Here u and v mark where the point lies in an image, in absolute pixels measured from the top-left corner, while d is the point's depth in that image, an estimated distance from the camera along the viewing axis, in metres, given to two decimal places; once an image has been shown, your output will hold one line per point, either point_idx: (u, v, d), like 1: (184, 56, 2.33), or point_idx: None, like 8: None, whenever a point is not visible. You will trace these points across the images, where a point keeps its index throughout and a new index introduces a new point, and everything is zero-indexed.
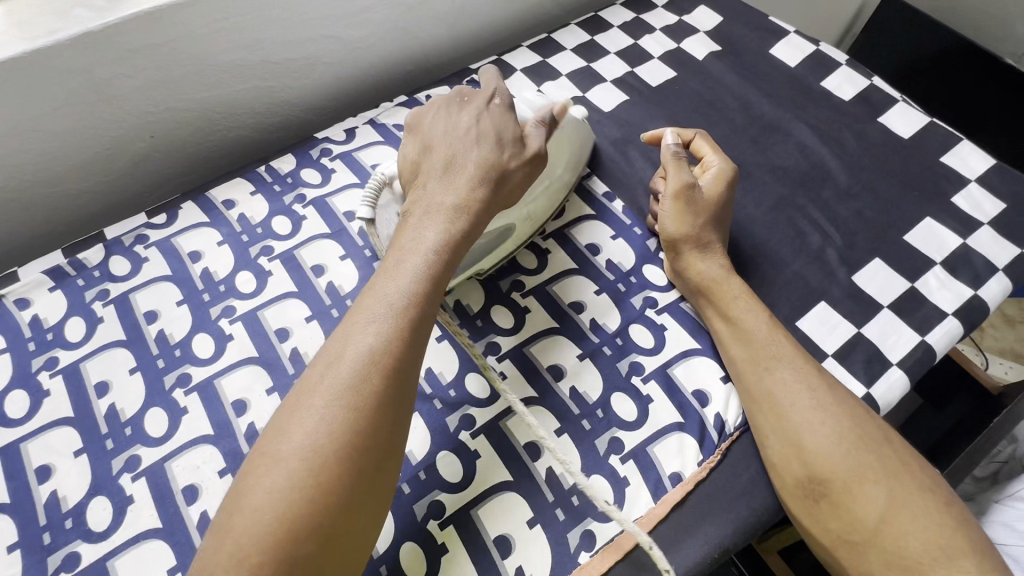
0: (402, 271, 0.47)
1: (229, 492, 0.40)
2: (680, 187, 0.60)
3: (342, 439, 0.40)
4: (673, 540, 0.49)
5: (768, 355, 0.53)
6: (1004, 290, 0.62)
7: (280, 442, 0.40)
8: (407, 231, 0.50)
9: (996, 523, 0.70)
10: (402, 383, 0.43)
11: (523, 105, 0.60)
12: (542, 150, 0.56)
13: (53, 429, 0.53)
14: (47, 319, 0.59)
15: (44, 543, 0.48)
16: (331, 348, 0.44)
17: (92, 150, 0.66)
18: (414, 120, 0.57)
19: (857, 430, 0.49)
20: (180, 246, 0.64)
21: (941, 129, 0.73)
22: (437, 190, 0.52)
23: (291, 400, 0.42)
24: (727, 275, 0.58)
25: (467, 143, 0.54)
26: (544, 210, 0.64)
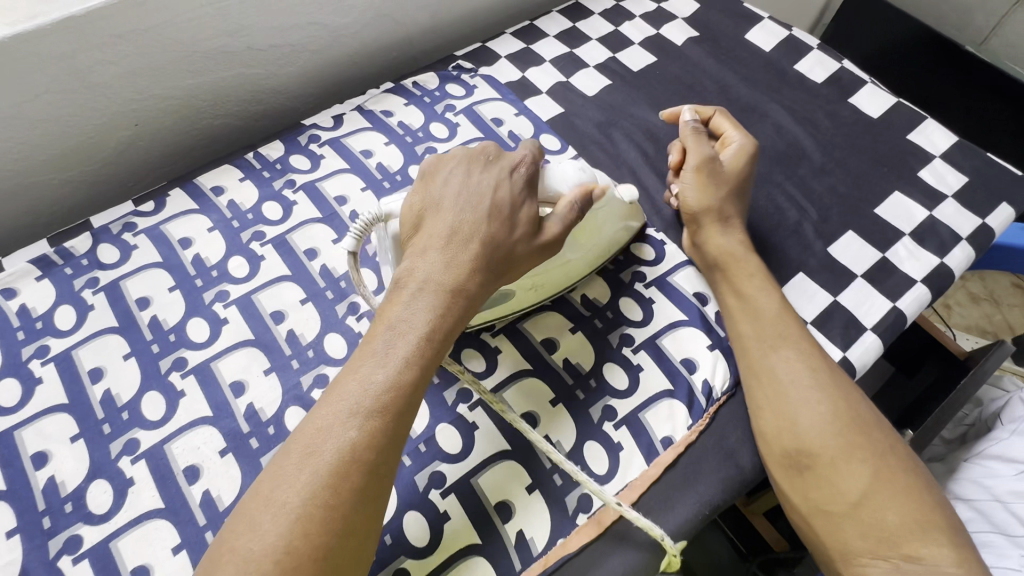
0: (391, 359, 0.43)
1: (200, 567, 0.38)
2: (702, 161, 0.63)
3: (315, 539, 0.38)
4: (665, 499, 0.51)
5: (775, 334, 0.55)
6: (968, 258, 0.66)
7: (250, 538, 0.38)
8: (396, 307, 0.46)
9: (965, 480, 0.78)
10: (381, 481, 0.42)
11: (555, 179, 0.54)
12: (558, 236, 0.52)
13: (48, 415, 0.53)
14: (35, 308, 0.58)
15: (44, 527, 0.48)
16: (308, 435, 0.41)
17: (76, 139, 0.66)
18: (427, 172, 0.53)
19: (848, 412, 0.51)
20: (170, 232, 0.63)
21: (907, 108, 0.77)
22: (434, 263, 0.48)
23: (266, 486, 0.40)
24: (744, 252, 0.61)
25: (476, 212, 0.50)
26: (556, 281, 0.59)
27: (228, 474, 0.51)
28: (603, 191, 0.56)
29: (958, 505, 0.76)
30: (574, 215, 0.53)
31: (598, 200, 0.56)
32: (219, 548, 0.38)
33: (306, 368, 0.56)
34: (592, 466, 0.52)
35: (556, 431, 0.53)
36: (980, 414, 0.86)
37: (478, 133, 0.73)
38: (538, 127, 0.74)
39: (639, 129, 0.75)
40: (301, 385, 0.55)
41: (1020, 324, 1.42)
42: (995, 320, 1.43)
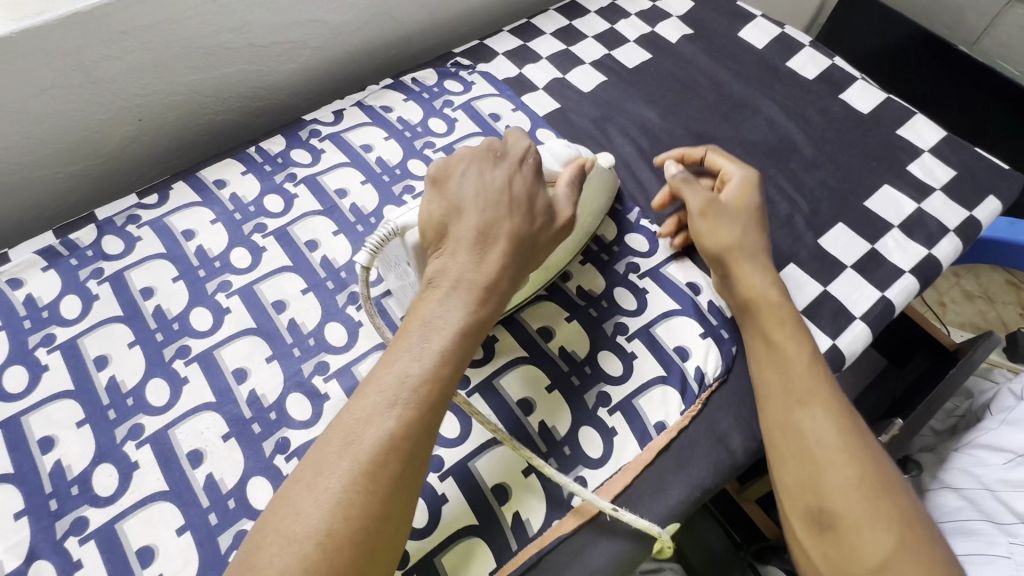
0: (426, 353, 0.45)
1: (242, 548, 0.40)
2: (705, 206, 0.61)
3: (353, 523, 0.39)
4: (659, 482, 0.53)
5: (805, 390, 0.52)
6: (955, 249, 0.67)
7: (292, 520, 0.39)
8: (429, 305, 0.47)
9: (955, 469, 0.80)
10: (417, 469, 0.43)
11: (547, 158, 0.57)
12: (571, 218, 0.55)
13: (54, 401, 0.54)
14: (41, 298, 0.59)
15: (51, 509, 0.49)
16: (346, 426, 0.42)
17: (82, 134, 0.67)
18: (444, 171, 0.54)
19: (876, 476, 0.48)
20: (173, 225, 0.65)
21: (897, 104, 0.79)
22: (464, 262, 0.49)
23: (307, 472, 0.41)
24: (776, 296, 0.58)
25: (498, 209, 0.51)
26: (559, 259, 0.61)
27: (231, 458, 0.52)
28: (592, 164, 0.60)
29: (947, 493, 0.78)
30: (573, 192, 0.56)
31: (589, 172, 0.60)
32: (263, 529, 0.40)
33: (307, 356, 0.57)
34: (587, 450, 0.53)
35: (552, 417, 0.54)
36: (970, 406, 0.88)
37: (475, 128, 0.74)
38: (535, 122, 0.75)
39: (633, 124, 0.76)
40: (302, 371, 0.56)
41: (1014, 321, 1.44)
42: (989, 317, 1.45)
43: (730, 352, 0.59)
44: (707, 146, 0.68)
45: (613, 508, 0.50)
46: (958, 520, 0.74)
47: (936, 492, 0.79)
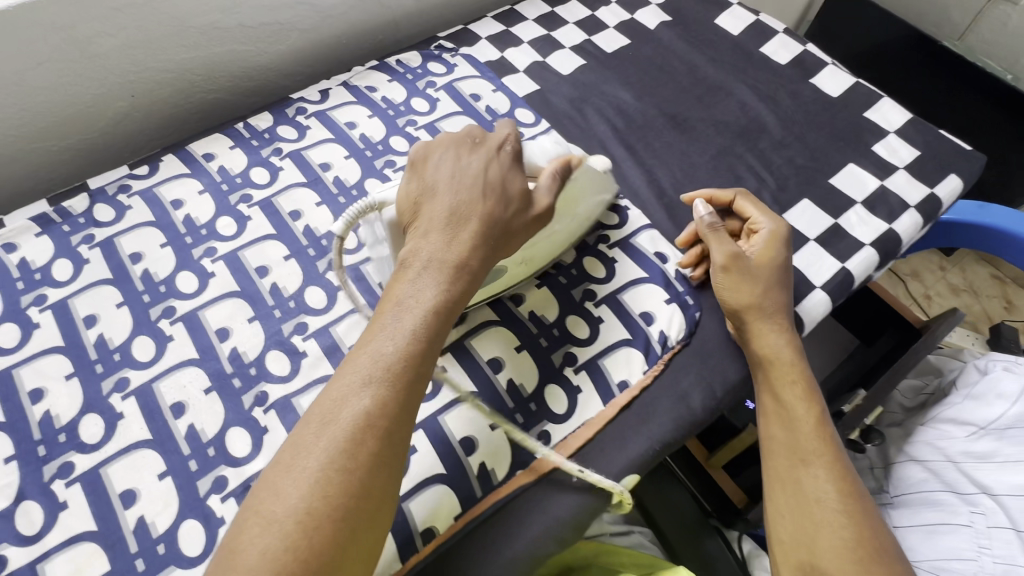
0: (401, 331, 0.46)
1: (226, 533, 0.40)
2: (728, 259, 0.60)
3: (332, 500, 0.39)
4: (619, 437, 0.55)
5: (807, 448, 0.54)
6: (916, 224, 0.70)
7: (272, 502, 0.40)
8: (403, 285, 0.48)
9: (921, 443, 0.83)
10: (394, 446, 0.43)
11: (535, 154, 0.59)
12: (549, 207, 0.55)
13: (44, 356, 0.56)
14: (34, 261, 0.62)
15: (39, 455, 0.52)
16: (324, 407, 0.43)
17: (76, 108, 0.70)
18: (420, 157, 0.55)
19: (872, 542, 0.50)
20: (162, 195, 0.67)
21: (865, 88, 0.81)
22: (435, 242, 0.50)
23: (286, 455, 0.41)
24: (792, 355, 0.58)
25: (471, 193, 0.52)
26: (543, 256, 0.61)
27: (212, 410, 0.54)
28: (580, 161, 0.59)
29: (911, 465, 0.82)
30: (557, 184, 0.56)
31: (577, 171, 0.59)
32: (245, 516, 0.40)
33: (287, 317, 0.60)
34: (551, 407, 0.56)
35: (520, 375, 0.57)
36: (940, 382, 0.90)
37: (457, 107, 0.77)
38: (514, 102, 0.78)
39: (610, 105, 0.79)
40: (281, 331, 0.59)
41: (999, 314, 1.46)
42: (974, 309, 1.47)
43: (693, 316, 0.62)
44: (740, 189, 0.67)
45: (580, 470, 0.53)
46: (923, 491, 0.79)
47: (903, 464, 0.84)
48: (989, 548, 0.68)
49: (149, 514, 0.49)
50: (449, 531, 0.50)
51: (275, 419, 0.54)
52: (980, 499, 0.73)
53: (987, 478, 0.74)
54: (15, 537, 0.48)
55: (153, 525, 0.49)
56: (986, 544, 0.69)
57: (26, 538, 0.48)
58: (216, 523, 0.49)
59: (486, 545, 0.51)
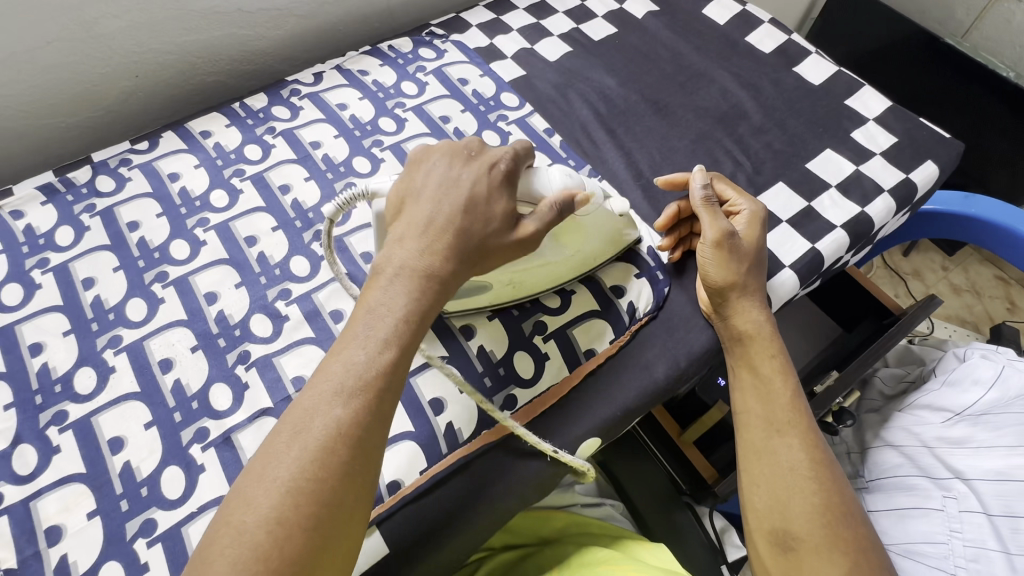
0: (372, 340, 0.43)
1: (197, 548, 0.37)
2: (721, 237, 0.60)
3: (304, 509, 0.38)
4: (583, 402, 0.58)
5: (780, 419, 0.56)
6: (888, 209, 0.71)
7: (244, 511, 0.37)
8: (375, 292, 0.46)
9: (898, 428, 0.84)
10: (367, 457, 0.41)
11: (540, 181, 0.54)
12: (534, 234, 0.51)
13: (45, 314, 0.60)
14: (39, 227, 0.66)
15: (36, 403, 0.55)
16: (296, 415, 0.41)
17: (84, 86, 0.74)
18: (412, 163, 0.53)
19: (838, 506, 0.53)
20: (160, 168, 0.71)
21: (848, 76, 0.82)
22: (409, 250, 0.48)
23: (258, 463, 0.40)
24: (769, 330, 0.60)
25: (454, 204, 0.50)
26: (535, 282, 0.60)
27: (197, 366, 0.57)
28: (587, 198, 0.54)
29: (888, 450, 0.82)
30: (552, 217, 0.52)
31: (583, 208, 0.55)
32: (217, 524, 0.37)
33: (272, 283, 0.63)
34: (519, 373, 0.58)
35: (490, 342, 0.59)
36: (922, 370, 0.90)
37: (445, 91, 0.79)
38: (500, 87, 0.80)
39: (593, 91, 0.81)
40: (266, 297, 0.62)
41: (1000, 315, 1.45)
42: (975, 310, 1.46)
43: (662, 291, 0.64)
44: (714, 172, 0.69)
45: (555, 451, 0.55)
46: (897, 475, 0.79)
47: (879, 448, 0.84)
48: (961, 531, 0.70)
49: (134, 460, 0.52)
50: (415, 484, 0.52)
51: (256, 375, 0.57)
52: (953, 484, 0.73)
53: (961, 463, 0.75)
54: (10, 477, 0.51)
55: (138, 470, 0.52)
56: (957, 528, 0.70)
57: (21, 477, 0.51)
58: (196, 469, 0.52)
59: (450, 500, 0.53)
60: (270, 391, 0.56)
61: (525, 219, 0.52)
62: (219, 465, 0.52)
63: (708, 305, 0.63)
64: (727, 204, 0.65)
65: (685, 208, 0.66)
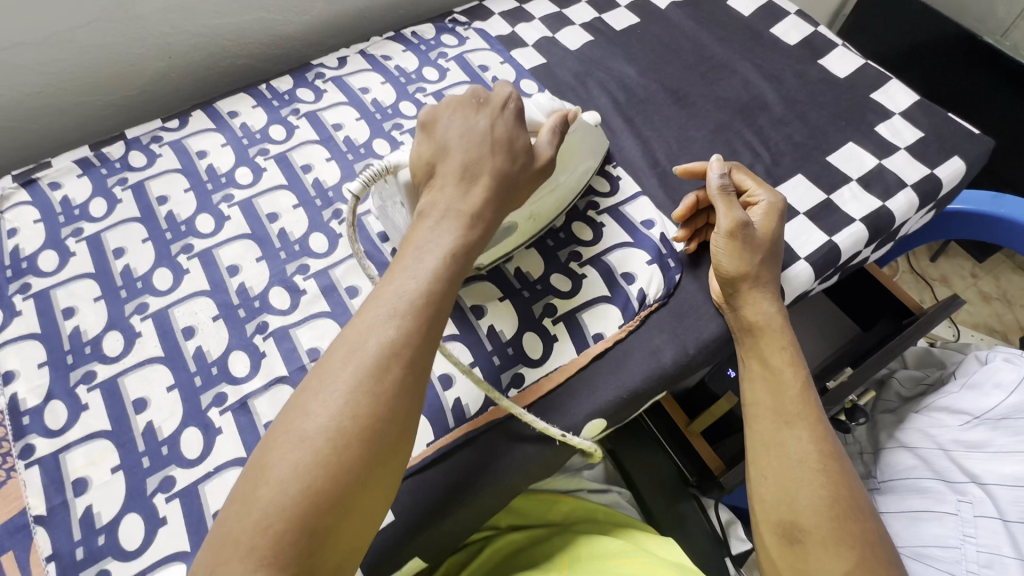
0: (423, 270, 0.44)
1: (254, 454, 0.39)
2: (734, 227, 0.60)
3: (361, 422, 0.39)
4: (590, 384, 0.59)
5: (790, 411, 0.56)
6: (910, 203, 0.70)
7: (301, 423, 0.39)
8: (422, 230, 0.47)
9: (913, 429, 0.82)
10: (418, 379, 0.42)
11: (532, 109, 0.58)
12: (550, 160, 0.55)
13: (77, 280, 0.63)
14: (74, 198, 0.69)
15: (67, 362, 0.58)
16: (351, 335, 0.41)
17: (120, 65, 0.77)
18: (429, 117, 0.54)
19: (847, 500, 0.52)
20: (189, 145, 0.73)
21: (874, 70, 0.81)
22: (451, 193, 0.49)
23: (313, 380, 0.40)
24: (780, 322, 0.60)
25: (483, 148, 0.51)
26: (550, 209, 0.64)
27: (218, 335, 0.60)
28: (575, 117, 0.60)
29: (902, 452, 0.81)
30: (558, 138, 0.56)
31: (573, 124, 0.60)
32: (274, 435, 0.39)
33: (291, 258, 0.65)
34: (527, 353, 0.59)
35: (500, 322, 0.60)
36: (943, 372, 0.88)
37: (465, 77, 0.80)
38: (520, 74, 0.81)
39: (613, 80, 0.81)
40: (285, 271, 0.64)
41: None
42: (1004, 319, 1.41)
43: (673, 279, 0.64)
44: (736, 162, 0.68)
45: (562, 435, 0.55)
46: (911, 478, 0.77)
47: (893, 450, 0.82)
48: (974, 536, 0.68)
49: (156, 420, 0.55)
50: (422, 456, 0.54)
51: (273, 345, 0.59)
52: (968, 488, 0.72)
53: (977, 467, 0.73)
54: (42, 430, 0.54)
55: (159, 429, 0.54)
56: (971, 533, 0.69)
57: (52, 431, 0.54)
58: (214, 432, 0.54)
59: (456, 474, 0.54)
60: (286, 360, 0.58)
61: (540, 151, 0.55)
62: (236, 429, 0.55)
63: (719, 295, 0.63)
64: (745, 194, 0.64)
65: (703, 200, 0.65)
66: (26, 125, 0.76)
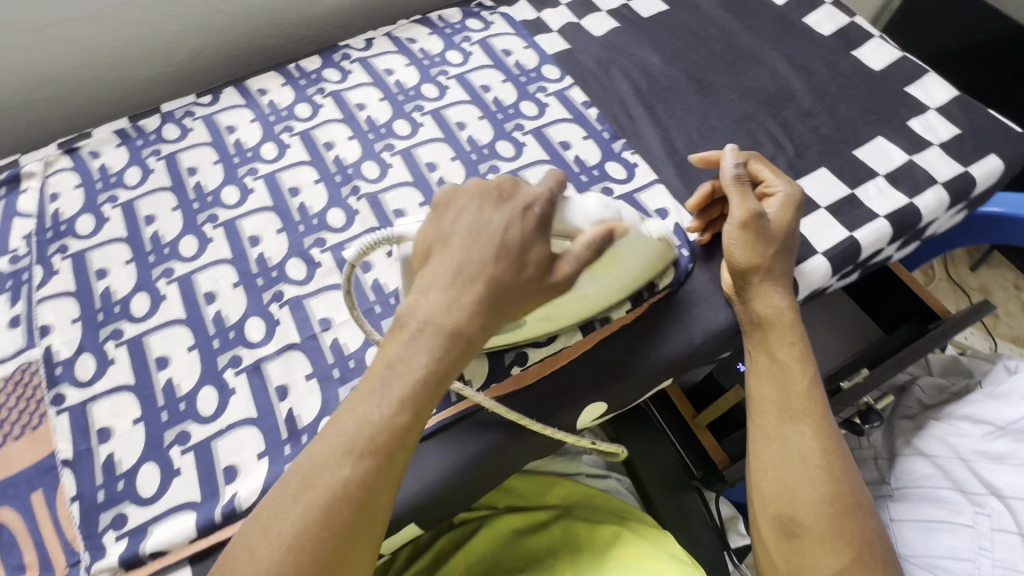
0: (388, 400, 0.42)
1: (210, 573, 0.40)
2: (747, 218, 0.58)
3: (303, 567, 0.38)
4: (595, 365, 0.59)
5: (795, 407, 0.55)
6: (940, 201, 0.67)
7: (246, 561, 0.38)
8: (395, 345, 0.43)
9: (931, 437, 0.79)
10: (371, 516, 0.40)
11: (576, 212, 0.49)
12: (569, 276, 0.46)
13: (111, 243, 0.67)
14: (111, 167, 0.72)
15: (98, 319, 0.62)
16: (306, 468, 0.40)
17: (160, 42, 0.80)
18: (443, 200, 0.48)
19: (848, 498, 0.51)
20: (220, 121, 0.76)
21: (912, 63, 0.78)
22: (434, 303, 0.44)
23: (265, 513, 0.40)
24: (791, 317, 0.58)
25: (484, 254, 0.44)
26: (569, 315, 0.58)
27: (236, 301, 0.62)
28: (624, 231, 0.49)
29: (919, 460, 0.77)
30: (590, 255, 0.46)
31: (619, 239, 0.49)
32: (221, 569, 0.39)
33: (309, 232, 0.67)
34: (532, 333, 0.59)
35: None
36: (968, 382, 0.84)
37: (488, 61, 0.81)
38: (543, 59, 0.81)
39: (636, 67, 0.80)
40: (304, 243, 0.66)
41: None
42: None
43: (685, 268, 0.64)
44: (754, 152, 0.66)
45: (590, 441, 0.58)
46: (926, 487, 0.75)
47: (909, 457, 0.79)
48: (990, 550, 0.66)
49: (176, 378, 0.58)
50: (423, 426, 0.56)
51: (287, 313, 0.61)
52: (987, 501, 0.69)
53: (999, 480, 0.71)
54: (72, 381, 0.58)
55: (179, 386, 0.57)
56: (987, 546, 0.67)
57: (81, 382, 0.58)
58: (228, 392, 0.57)
59: (455, 445, 0.55)
60: (299, 328, 0.60)
61: (557, 262, 0.46)
62: (249, 391, 0.57)
63: (730, 286, 0.61)
64: (761, 185, 0.63)
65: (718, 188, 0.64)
66: (73, 96, 0.81)
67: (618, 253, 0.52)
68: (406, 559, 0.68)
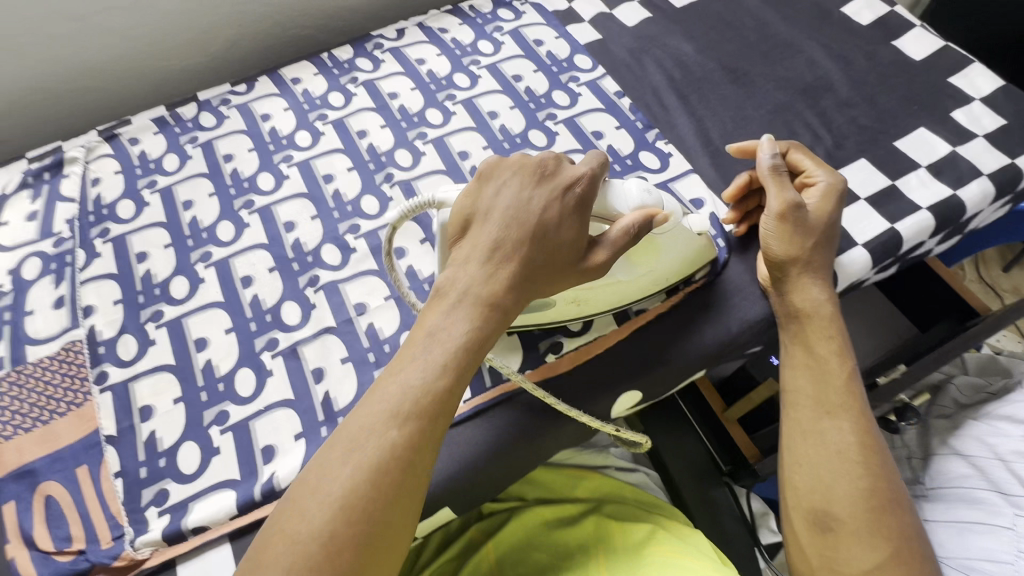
0: (431, 364, 0.42)
1: (254, 541, 0.39)
2: (784, 209, 0.57)
3: (355, 527, 0.38)
4: (629, 354, 0.59)
5: (832, 400, 0.54)
6: (985, 192, 0.65)
7: (297, 522, 0.38)
8: (434, 315, 0.44)
9: (969, 437, 0.77)
10: (418, 481, 0.40)
11: (618, 196, 0.49)
12: (607, 261, 0.47)
13: (150, 227, 0.68)
14: (150, 153, 0.74)
15: (139, 301, 0.63)
16: (352, 430, 0.41)
17: (198, 32, 0.82)
18: (485, 171, 0.48)
19: (885, 495, 0.51)
20: (255, 109, 0.77)
21: (955, 52, 0.76)
22: (474, 273, 0.45)
23: (312, 476, 0.40)
24: (829, 310, 0.57)
25: (525, 228, 0.45)
26: (603, 300, 0.58)
27: (273, 285, 0.63)
28: (664, 218, 0.50)
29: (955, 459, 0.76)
30: (627, 240, 0.47)
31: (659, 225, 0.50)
32: (269, 533, 0.39)
33: (343, 218, 0.67)
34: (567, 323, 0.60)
35: None
36: (1007, 381, 0.81)
37: (519, 51, 0.81)
38: (575, 49, 0.81)
39: (670, 57, 0.79)
40: (339, 229, 0.67)
41: None
42: None
43: (720, 259, 0.63)
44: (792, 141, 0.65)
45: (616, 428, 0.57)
46: (962, 487, 0.73)
47: (946, 457, 0.77)
48: None
49: (215, 359, 0.59)
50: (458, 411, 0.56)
51: (323, 298, 0.62)
52: None
53: None
54: (114, 360, 0.59)
55: (217, 367, 0.58)
56: None
57: (124, 361, 0.59)
58: (265, 373, 0.58)
59: (488, 431, 0.55)
60: (335, 312, 0.61)
61: (596, 241, 0.48)
62: (286, 373, 0.58)
63: (767, 278, 0.60)
64: (801, 175, 0.62)
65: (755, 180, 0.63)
66: (112, 85, 0.82)
67: (655, 237, 0.53)
68: (438, 544, 0.69)
